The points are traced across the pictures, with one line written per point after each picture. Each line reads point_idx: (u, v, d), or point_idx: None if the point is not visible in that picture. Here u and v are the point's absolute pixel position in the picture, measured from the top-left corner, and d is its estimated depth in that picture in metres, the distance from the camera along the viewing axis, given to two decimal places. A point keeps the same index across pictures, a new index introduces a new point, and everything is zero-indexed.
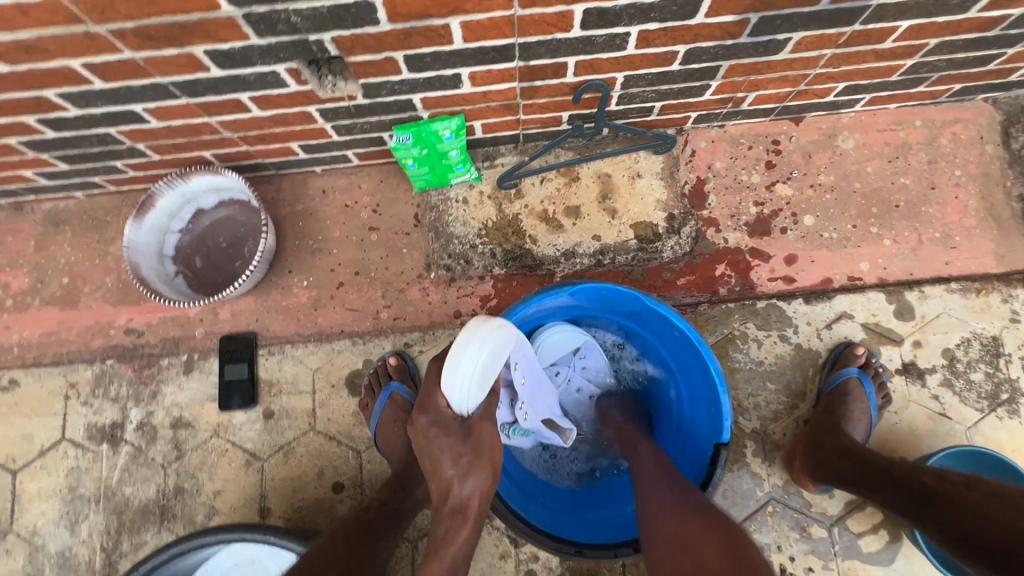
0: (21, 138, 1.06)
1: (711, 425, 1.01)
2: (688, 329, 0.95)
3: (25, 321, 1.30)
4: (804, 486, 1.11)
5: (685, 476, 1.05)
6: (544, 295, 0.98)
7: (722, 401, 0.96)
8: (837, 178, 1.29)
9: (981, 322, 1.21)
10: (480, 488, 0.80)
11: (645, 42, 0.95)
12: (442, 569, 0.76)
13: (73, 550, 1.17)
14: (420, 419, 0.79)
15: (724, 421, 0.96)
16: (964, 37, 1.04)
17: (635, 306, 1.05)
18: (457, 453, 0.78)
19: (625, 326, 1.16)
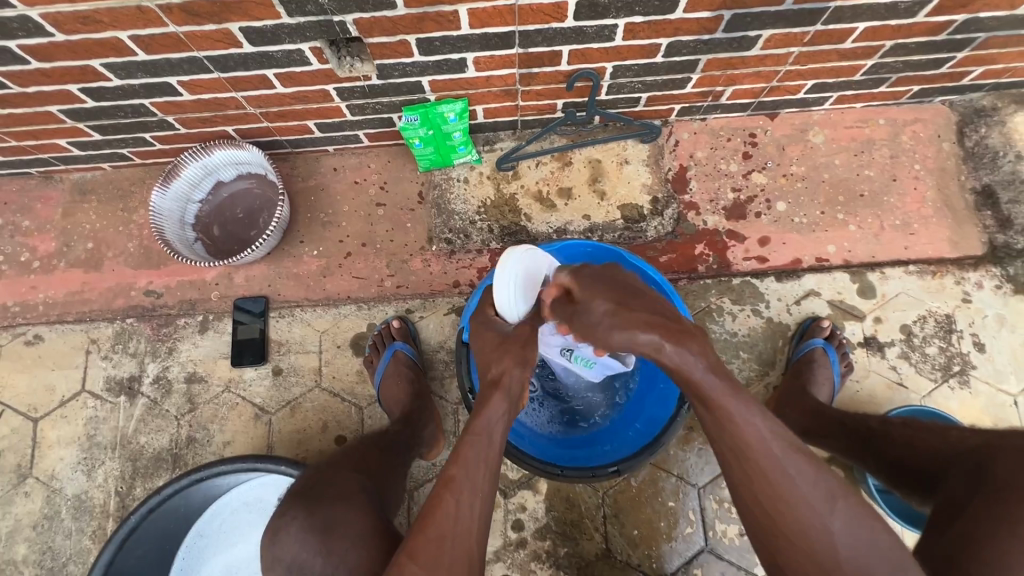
0: (63, 106, 1.16)
1: None
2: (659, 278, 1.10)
3: (51, 282, 1.38)
4: None
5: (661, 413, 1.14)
6: None
7: None
8: (807, 168, 1.41)
9: (936, 301, 1.32)
10: (515, 371, 0.90)
11: (631, 34, 1.06)
12: (483, 428, 0.84)
13: (89, 493, 1.25)
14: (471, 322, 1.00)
15: None
16: (916, 40, 1.16)
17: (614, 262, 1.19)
18: (495, 343, 0.95)
19: None
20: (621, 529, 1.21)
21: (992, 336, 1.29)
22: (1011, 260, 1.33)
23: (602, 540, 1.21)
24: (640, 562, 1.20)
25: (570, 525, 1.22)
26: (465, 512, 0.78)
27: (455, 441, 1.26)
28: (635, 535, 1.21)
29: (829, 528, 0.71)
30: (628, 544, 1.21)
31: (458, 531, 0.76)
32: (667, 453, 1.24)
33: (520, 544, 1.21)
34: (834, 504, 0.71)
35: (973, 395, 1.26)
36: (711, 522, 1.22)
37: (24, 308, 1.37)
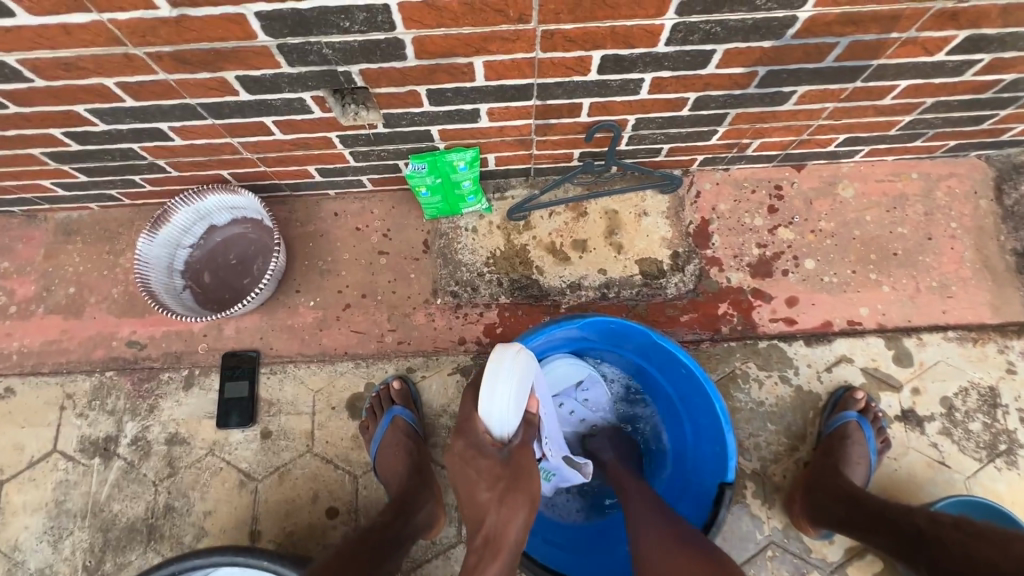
0: (45, 149, 1.08)
1: (716, 468, 1.02)
2: (693, 364, 0.96)
3: (27, 329, 1.29)
4: (805, 530, 1.10)
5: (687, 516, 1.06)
6: (551, 326, 0.99)
7: (728, 442, 0.96)
8: (837, 224, 1.32)
9: (978, 371, 1.22)
10: (516, 521, 0.82)
11: (658, 88, 0.99)
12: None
13: (53, 567, 1.14)
14: (459, 443, 0.86)
15: (730, 465, 0.96)
16: (959, 98, 1.09)
17: (643, 341, 1.06)
18: (495, 476, 0.83)
19: (634, 362, 1.16)
20: None
21: None
22: None
23: None
24: None
25: None
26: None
27: (458, 516, 1.16)
28: None
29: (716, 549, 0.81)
30: None
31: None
32: None
33: None
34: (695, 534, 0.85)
35: (1022, 478, 1.16)
36: None
37: None
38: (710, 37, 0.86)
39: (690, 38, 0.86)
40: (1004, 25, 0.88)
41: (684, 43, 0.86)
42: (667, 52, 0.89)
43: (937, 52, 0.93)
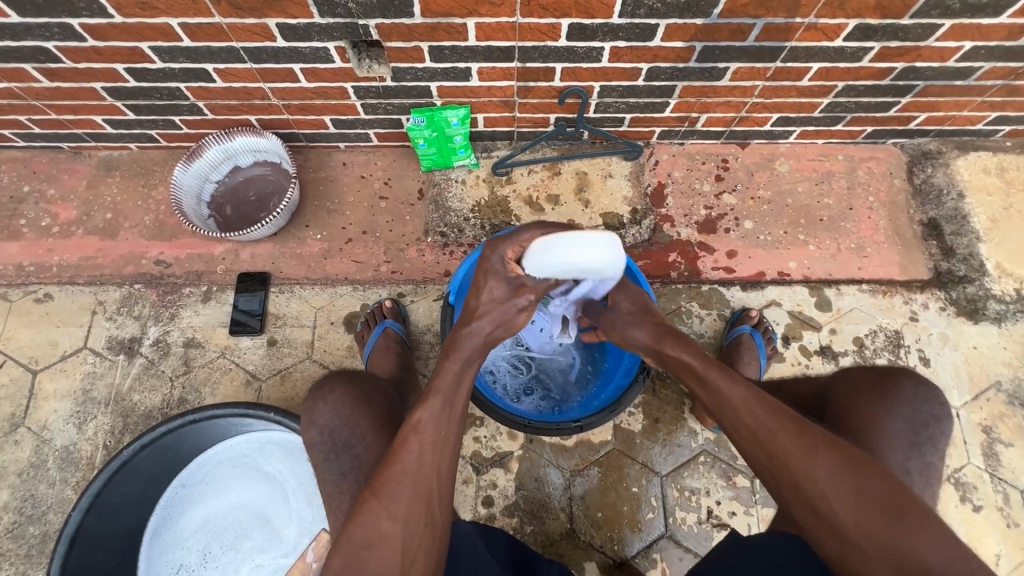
0: (106, 84, 1.29)
1: None
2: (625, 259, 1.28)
3: (67, 246, 1.47)
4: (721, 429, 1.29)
5: (622, 381, 1.22)
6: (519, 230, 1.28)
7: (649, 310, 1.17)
8: (773, 193, 1.55)
9: (886, 318, 1.44)
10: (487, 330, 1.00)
11: (616, 56, 1.22)
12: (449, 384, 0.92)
13: (77, 445, 1.30)
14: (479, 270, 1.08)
15: None
16: (864, 83, 1.33)
17: None
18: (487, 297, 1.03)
19: None
20: (586, 511, 1.28)
21: (937, 353, 1.41)
22: (954, 285, 1.46)
23: (567, 520, 1.27)
24: (602, 543, 1.26)
25: (538, 504, 1.28)
26: (424, 464, 0.84)
27: None
28: (599, 518, 1.27)
29: (814, 477, 0.79)
30: (592, 526, 1.27)
31: (419, 476, 0.83)
32: (633, 442, 1.32)
33: (489, 519, 1.27)
34: (816, 453, 0.80)
35: None
36: (672, 509, 1.28)
37: (38, 268, 1.45)
38: (653, 13, 1.09)
39: (638, 13, 1.09)
40: (884, 17, 1.12)
41: (633, 16, 1.10)
42: (620, 24, 1.12)
43: (835, 38, 1.18)
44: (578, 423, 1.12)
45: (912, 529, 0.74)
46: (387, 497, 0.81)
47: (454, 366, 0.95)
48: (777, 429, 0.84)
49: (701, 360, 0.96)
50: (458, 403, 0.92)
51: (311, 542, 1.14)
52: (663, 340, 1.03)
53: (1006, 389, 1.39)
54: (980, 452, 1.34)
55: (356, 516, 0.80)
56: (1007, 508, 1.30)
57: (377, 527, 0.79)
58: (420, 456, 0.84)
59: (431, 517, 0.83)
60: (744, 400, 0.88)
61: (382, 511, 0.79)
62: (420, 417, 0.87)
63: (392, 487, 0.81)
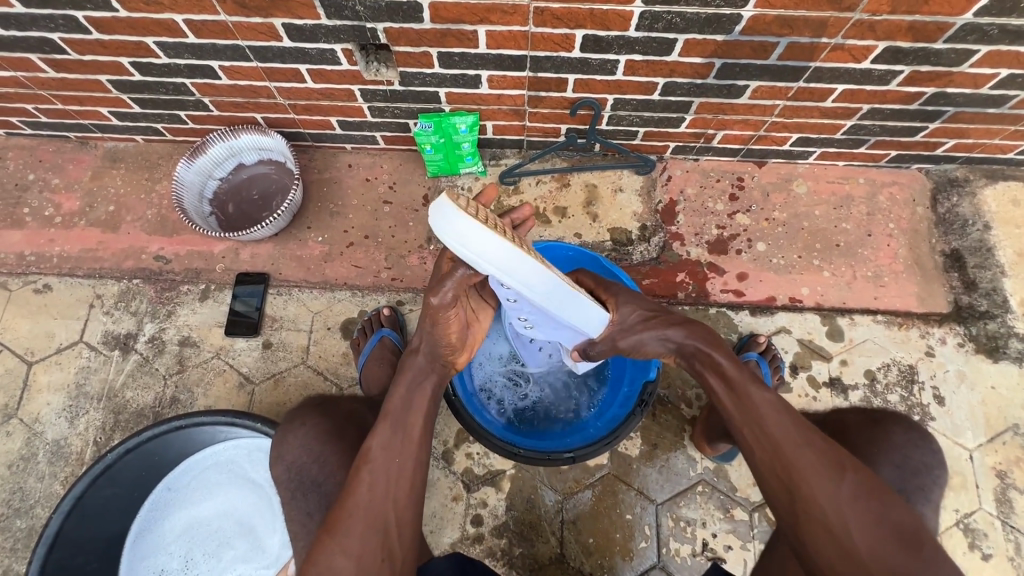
0: (112, 77, 1.27)
1: (643, 369, 1.17)
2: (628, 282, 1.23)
3: (68, 237, 1.47)
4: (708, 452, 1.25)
5: (618, 414, 1.19)
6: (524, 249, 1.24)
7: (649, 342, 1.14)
8: (789, 215, 1.50)
9: (901, 351, 1.39)
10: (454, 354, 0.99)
11: (631, 70, 1.18)
12: (398, 409, 0.92)
13: (68, 440, 1.29)
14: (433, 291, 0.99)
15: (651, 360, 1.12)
16: (891, 107, 1.28)
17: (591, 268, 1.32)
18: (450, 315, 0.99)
19: None
20: (577, 536, 1.24)
21: (952, 391, 1.36)
22: (975, 321, 1.40)
23: (557, 544, 1.24)
24: (592, 570, 1.23)
25: (527, 526, 1.25)
26: (375, 497, 0.85)
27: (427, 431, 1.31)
28: (589, 544, 1.24)
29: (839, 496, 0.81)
30: (582, 551, 1.24)
31: (372, 509, 0.84)
32: (629, 467, 1.28)
33: (477, 539, 1.24)
34: (842, 476, 0.83)
35: None
36: (665, 539, 1.24)
37: (39, 258, 1.45)
38: (672, 27, 1.05)
39: (656, 26, 1.05)
40: (916, 40, 1.07)
41: (650, 29, 1.06)
42: (637, 37, 1.08)
43: (863, 60, 1.13)
44: (571, 454, 1.09)
45: (918, 560, 0.78)
46: (339, 534, 0.82)
47: (407, 386, 0.95)
48: (803, 445, 0.86)
49: (735, 365, 0.95)
50: (412, 427, 0.91)
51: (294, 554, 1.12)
52: (687, 342, 1.01)
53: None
54: (992, 497, 1.28)
55: (311, 554, 0.82)
56: (1018, 558, 1.25)
57: (331, 565, 0.81)
58: (371, 491, 0.85)
59: (389, 550, 0.84)
60: (774, 415, 0.89)
61: (333, 547, 0.81)
62: (370, 446, 0.89)
63: (344, 522, 0.83)
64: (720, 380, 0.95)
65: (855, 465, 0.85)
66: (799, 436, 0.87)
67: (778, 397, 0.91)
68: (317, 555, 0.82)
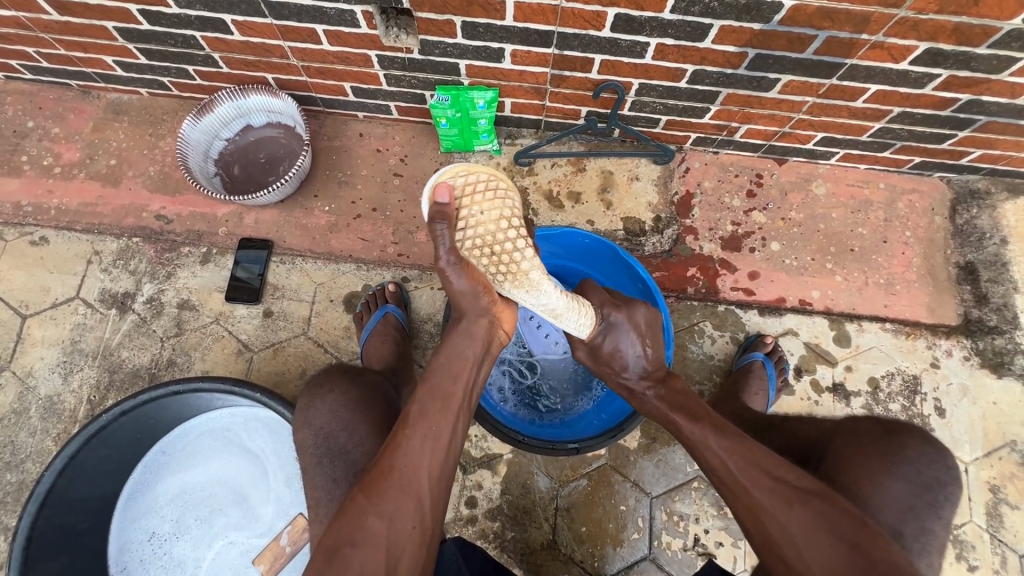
0: (118, 24, 1.22)
1: None
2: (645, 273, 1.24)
3: (67, 189, 1.42)
4: None
5: (623, 408, 1.19)
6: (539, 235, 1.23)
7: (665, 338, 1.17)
8: (805, 216, 1.47)
9: (906, 361, 1.38)
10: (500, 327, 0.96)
11: (661, 54, 1.14)
12: (443, 372, 0.89)
13: (60, 396, 1.27)
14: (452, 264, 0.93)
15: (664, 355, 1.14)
16: (922, 111, 1.24)
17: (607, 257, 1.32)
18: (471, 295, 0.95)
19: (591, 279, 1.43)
20: (570, 524, 1.25)
21: (953, 404, 1.35)
22: (982, 335, 1.39)
23: (549, 530, 1.24)
24: (582, 558, 1.23)
25: (521, 511, 1.25)
26: (415, 463, 0.81)
27: None
28: (581, 532, 1.24)
29: (790, 533, 0.80)
30: (574, 539, 1.24)
31: (409, 470, 0.80)
32: (626, 459, 1.28)
33: (470, 521, 1.24)
34: (791, 509, 0.81)
35: None
36: (657, 532, 1.24)
37: (36, 209, 1.41)
38: (709, 11, 1.01)
39: (692, 10, 1.01)
40: (959, 43, 1.03)
41: (686, 12, 1.02)
42: (671, 19, 1.04)
43: (901, 60, 1.09)
44: (574, 445, 1.08)
45: None
46: (373, 493, 0.78)
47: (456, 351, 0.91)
48: (748, 482, 0.86)
49: (685, 416, 0.98)
50: (456, 398, 0.88)
51: (287, 525, 1.12)
52: (647, 389, 1.07)
53: (1020, 449, 1.33)
54: (983, 510, 1.29)
55: (343, 514, 0.77)
56: (1003, 571, 1.26)
57: (363, 525, 0.76)
58: (411, 456, 0.81)
59: (421, 518, 0.79)
60: (721, 454, 0.90)
61: (368, 506, 0.77)
62: (410, 411, 0.85)
63: (381, 483, 0.79)
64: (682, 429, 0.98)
65: (811, 493, 0.82)
66: (746, 475, 0.86)
67: (724, 441, 0.91)
68: (347, 515, 0.77)
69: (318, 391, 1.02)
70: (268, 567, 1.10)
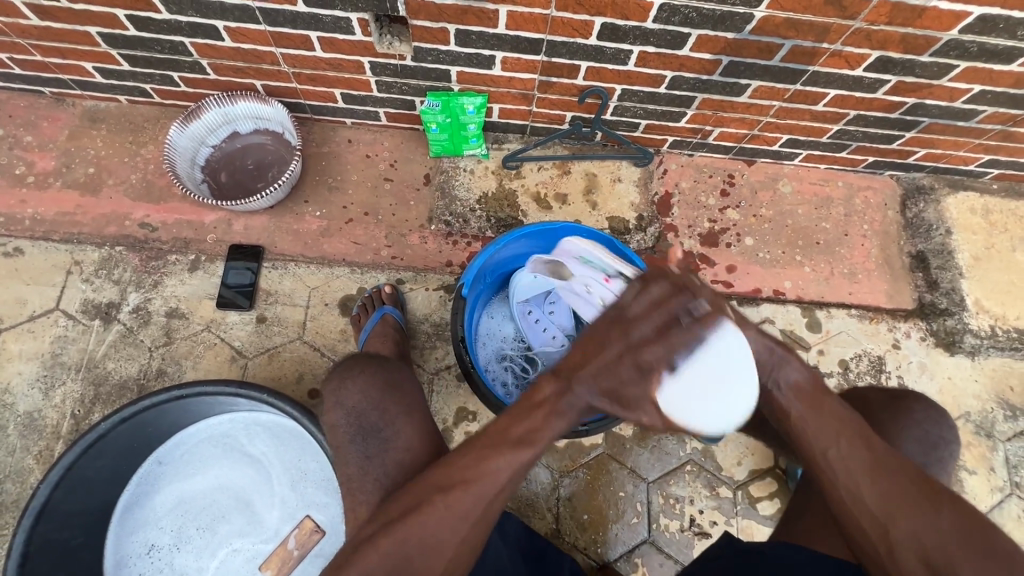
0: (103, 29, 1.21)
1: None
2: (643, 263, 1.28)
3: (42, 198, 1.38)
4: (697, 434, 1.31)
5: None
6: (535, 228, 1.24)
7: None
8: (774, 213, 1.58)
9: (871, 343, 1.49)
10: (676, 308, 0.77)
11: (643, 61, 1.22)
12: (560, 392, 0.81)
13: (42, 412, 1.22)
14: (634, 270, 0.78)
15: None
16: (875, 114, 1.37)
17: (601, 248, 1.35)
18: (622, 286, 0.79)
19: None
20: (573, 512, 1.28)
21: (915, 381, 1.47)
22: (935, 317, 1.52)
23: (553, 520, 1.27)
24: (585, 546, 1.27)
25: (524, 503, 1.28)
26: (501, 488, 0.78)
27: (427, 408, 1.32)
28: (584, 520, 1.28)
29: (933, 531, 0.70)
30: (577, 527, 1.27)
31: (490, 489, 0.76)
32: (623, 446, 1.33)
33: None
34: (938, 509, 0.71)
35: None
36: (656, 516, 1.29)
37: (9, 220, 1.35)
38: (687, 21, 1.09)
39: (673, 19, 1.09)
40: (906, 51, 1.15)
41: (667, 22, 1.10)
42: (653, 29, 1.12)
43: (856, 67, 1.21)
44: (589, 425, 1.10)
45: None
46: (455, 503, 0.75)
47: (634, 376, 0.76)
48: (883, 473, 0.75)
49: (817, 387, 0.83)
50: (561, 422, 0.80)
51: (293, 528, 1.11)
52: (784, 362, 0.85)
53: (974, 420, 1.45)
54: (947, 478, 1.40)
55: (419, 508, 0.76)
56: None
57: (434, 527, 0.74)
58: (503, 483, 0.77)
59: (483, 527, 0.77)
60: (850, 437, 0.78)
61: (443, 513, 0.74)
62: (517, 428, 0.79)
63: (460, 489, 0.76)
64: (803, 414, 0.81)
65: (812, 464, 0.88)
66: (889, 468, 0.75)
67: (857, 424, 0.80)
68: (421, 514, 0.75)
69: (348, 372, 1.02)
70: (275, 572, 1.09)
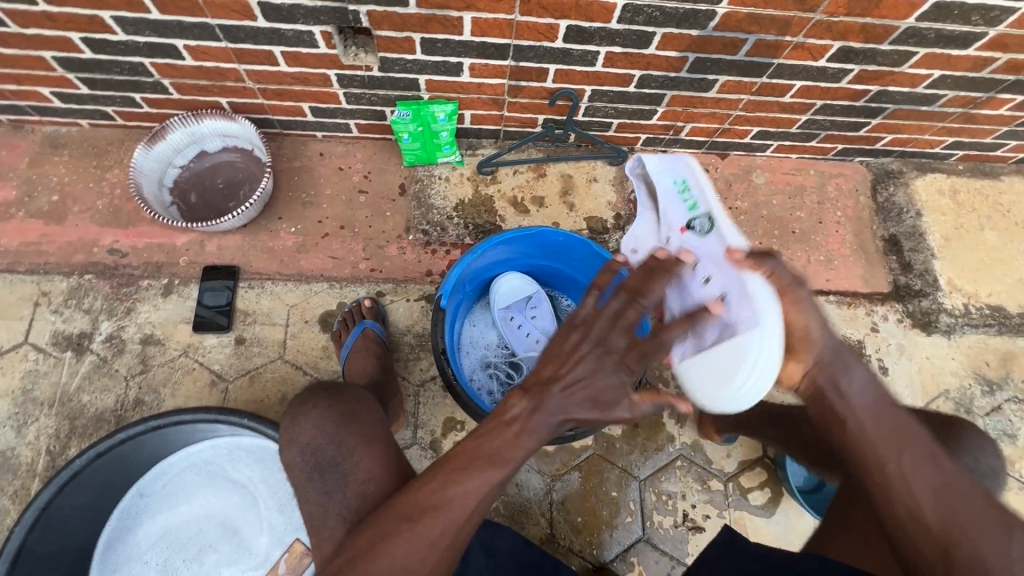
0: (59, 53, 1.17)
1: None
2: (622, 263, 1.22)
3: (5, 229, 1.34)
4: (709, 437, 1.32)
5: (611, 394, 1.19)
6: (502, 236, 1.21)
7: None
8: (749, 204, 1.60)
9: (850, 328, 1.52)
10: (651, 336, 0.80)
11: (610, 61, 1.22)
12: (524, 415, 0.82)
13: (15, 450, 1.18)
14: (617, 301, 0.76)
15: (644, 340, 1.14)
16: (841, 103, 1.39)
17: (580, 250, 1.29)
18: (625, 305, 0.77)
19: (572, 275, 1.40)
20: (566, 516, 1.28)
21: (894, 363, 1.50)
22: (911, 299, 1.55)
23: (547, 525, 1.27)
24: (581, 548, 1.26)
25: (517, 509, 1.27)
26: (471, 514, 0.79)
27: (415, 420, 1.31)
28: (578, 522, 1.28)
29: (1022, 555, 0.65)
30: (571, 530, 1.27)
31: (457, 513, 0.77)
32: (613, 446, 1.33)
33: None
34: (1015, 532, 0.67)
35: None
36: (649, 513, 1.30)
37: None
38: (652, 20, 1.10)
39: (637, 19, 1.10)
40: (866, 41, 1.17)
41: (631, 22, 1.10)
42: (618, 29, 1.12)
43: (820, 58, 1.23)
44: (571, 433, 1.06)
45: None
46: (423, 529, 0.76)
47: (569, 383, 0.81)
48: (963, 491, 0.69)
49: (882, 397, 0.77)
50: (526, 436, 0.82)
51: (283, 552, 1.09)
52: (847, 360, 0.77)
53: (953, 397, 1.49)
54: None
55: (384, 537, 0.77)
56: None
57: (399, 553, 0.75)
58: (471, 507, 0.78)
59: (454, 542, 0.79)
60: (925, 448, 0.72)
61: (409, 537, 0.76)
62: (482, 452, 0.80)
63: (428, 517, 0.77)
64: (864, 429, 0.74)
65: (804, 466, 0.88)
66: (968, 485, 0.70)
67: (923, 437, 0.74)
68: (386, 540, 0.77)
69: (303, 407, 0.97)
70: None
